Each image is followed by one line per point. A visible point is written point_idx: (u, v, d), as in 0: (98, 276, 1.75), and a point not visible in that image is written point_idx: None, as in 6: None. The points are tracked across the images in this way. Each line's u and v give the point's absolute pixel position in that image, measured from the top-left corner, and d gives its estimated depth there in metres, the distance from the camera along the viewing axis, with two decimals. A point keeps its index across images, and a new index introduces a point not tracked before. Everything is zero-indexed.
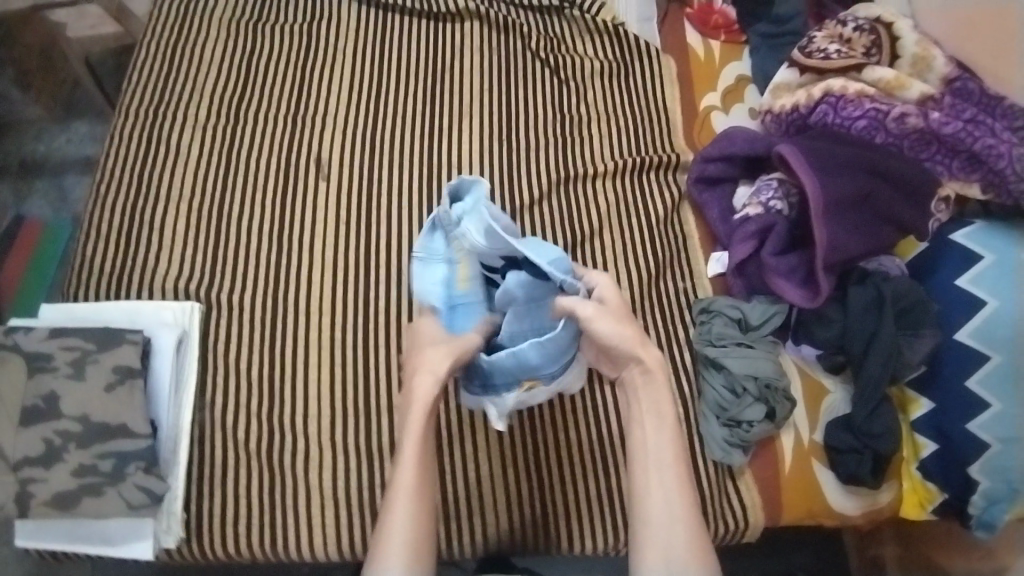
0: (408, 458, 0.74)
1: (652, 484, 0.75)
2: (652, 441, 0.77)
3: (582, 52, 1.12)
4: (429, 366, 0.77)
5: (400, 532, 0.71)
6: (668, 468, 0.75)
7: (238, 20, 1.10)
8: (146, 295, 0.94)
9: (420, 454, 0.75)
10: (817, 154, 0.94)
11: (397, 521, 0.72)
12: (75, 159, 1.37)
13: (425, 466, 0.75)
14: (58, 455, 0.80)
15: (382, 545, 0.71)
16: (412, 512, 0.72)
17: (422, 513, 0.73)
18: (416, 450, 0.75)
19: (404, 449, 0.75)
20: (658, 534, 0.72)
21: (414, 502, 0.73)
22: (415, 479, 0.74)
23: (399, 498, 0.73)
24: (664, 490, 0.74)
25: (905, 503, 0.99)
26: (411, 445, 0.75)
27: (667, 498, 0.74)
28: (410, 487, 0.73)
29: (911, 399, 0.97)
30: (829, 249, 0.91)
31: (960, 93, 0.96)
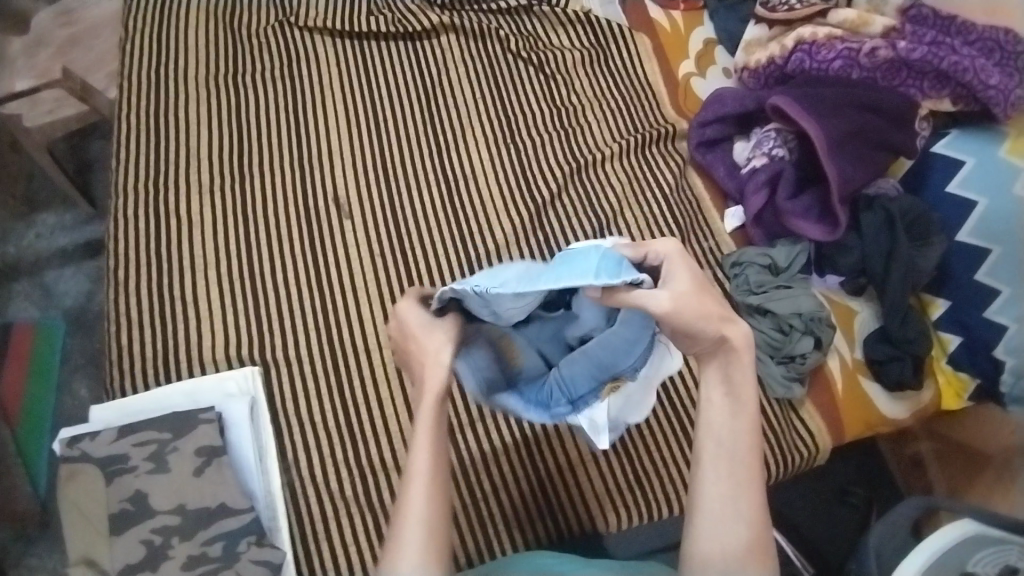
0: (422, 440, 0.60)
1: (719, 482, 0.61)
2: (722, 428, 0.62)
3: (560, 44, 1.18)
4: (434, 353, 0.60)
5: (417, 531, 0.58)
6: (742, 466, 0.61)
7: (221, 77, 1.10)
8: (197, 371, 0.91)
9: (435, 434, 0.60)
10: (809, 98, 1.02)
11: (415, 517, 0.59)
12: (48, 253, 1.29)
13: (442, 446, 0.61)
14: (162, 554, 0.77)
15: (395, 551, 0.58)
16: (432, 502, 0.59)
17: (441, 506, 0.60)
18: (431, 430, 0.60)
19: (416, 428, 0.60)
20: (716, 540, 0.60)
21: (433, 493, 0.60)
22: (428, 469, 0.60)
23: (415, 487, 0.60)
24: (731, 486, 0.61)
25: (944, 397, 1.04)
26: (425, 424, 0.60)
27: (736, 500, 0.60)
28: (425, 476, 0.60)
29: (929, 302, 1.03)
30: (841, 182, 0.99)
31: (917, 19, 1.05)
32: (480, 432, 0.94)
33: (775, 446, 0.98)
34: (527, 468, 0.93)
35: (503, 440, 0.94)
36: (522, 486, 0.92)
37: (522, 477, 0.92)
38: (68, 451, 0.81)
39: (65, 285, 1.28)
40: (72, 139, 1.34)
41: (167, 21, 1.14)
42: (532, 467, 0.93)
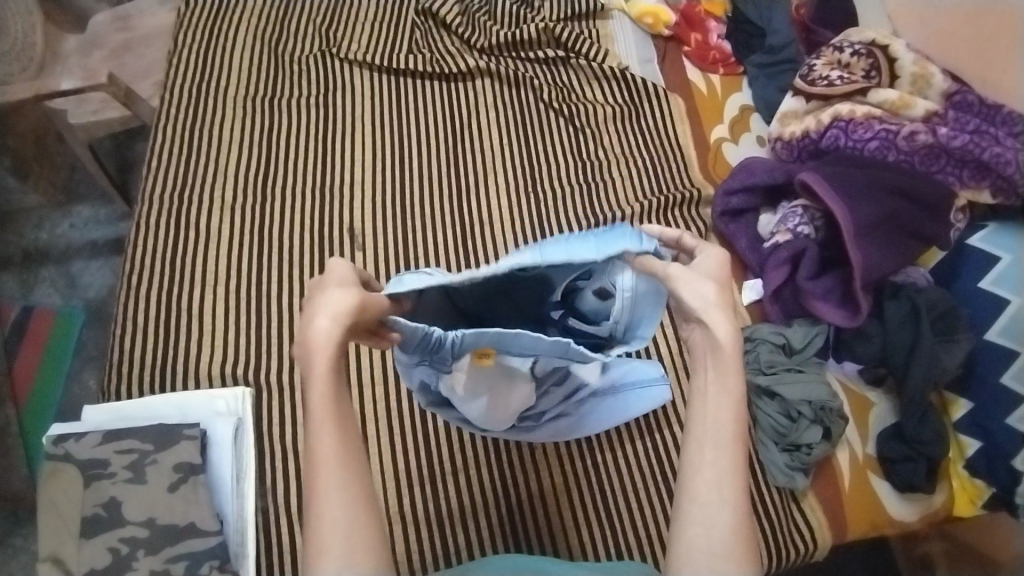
0: (322, 433, 0.53)
1: (703, 483, 0.54)
2: (708, 424, 0.55)
3: (592, 98, 1.19)
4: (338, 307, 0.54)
5: (339, 535, 0.51)
6: (727, 465, 0.54)
7: (257, 98, 1.14)
8: (191, 384, 0.92)
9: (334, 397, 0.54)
10: (839, 178, 0.98)
11: (330, 515, 0.52)
12: (79, 245, 1.34)
13: (348, 435, 0.54)
14: (127, 564, 0.77)
15: (313, 553, 0.51)
16: (347, 503, 0.52)
17: (360, 493, 0.53)
18: (331, 416, 0.53)
19: (310, 426, 0.54)
20: (703, 545, 0.52)
21: (347, 483, 0.53)
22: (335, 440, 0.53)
23: (323, 489, 0.52)
24: (716, 488, 0.53)
25: (957, 502, 0.97)
26: (319, 416, 0.53)
27: (718, 497, 0.53)
28: (334, 471, 0.53)
29: (951, 402, 0.97)
30: (865, 270, 0.95)
31: (960, 106, 1.00)
32: (462, 482, 0.93)
33: (770, 535, 0.93)
34: (503, 523, 0.91)
35: (484, 489, 0.92)
36: (497, 541, 0.90)
37: (500, 532, 0.91)
38: (53, 449, 0.82)
39: (90, 277, 1.32)
40: (117, 138, 1.40)
41: (215, 41, 1.18)
42: (511, 523, 0.91)
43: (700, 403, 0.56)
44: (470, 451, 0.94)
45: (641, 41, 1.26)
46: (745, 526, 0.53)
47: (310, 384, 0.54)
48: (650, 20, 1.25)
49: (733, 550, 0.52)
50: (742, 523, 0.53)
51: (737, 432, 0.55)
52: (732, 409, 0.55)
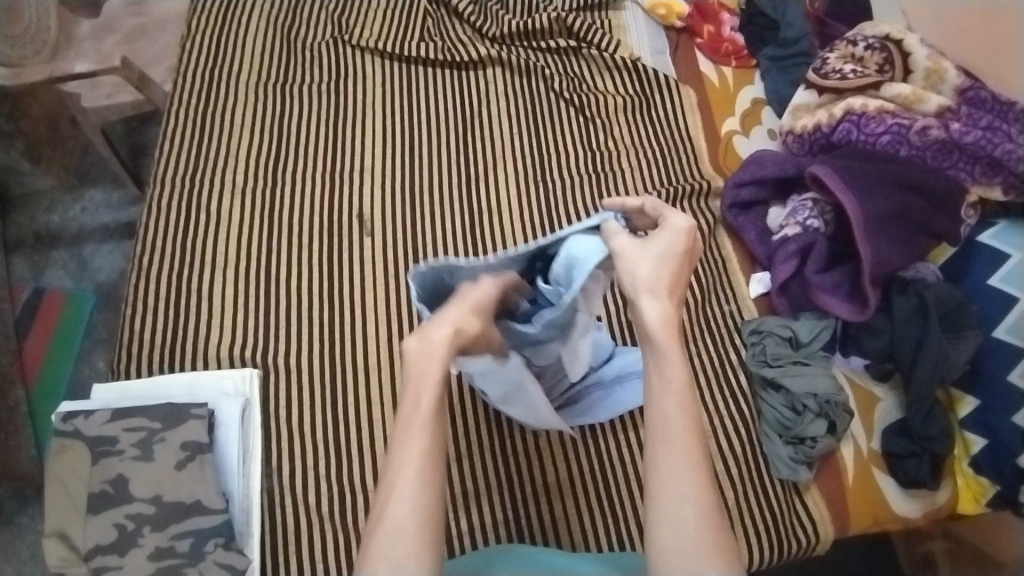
0: (415, 440, 0.59)
1: (664, 477, 0.58)
2: (666, 421, 0.60)
3: (603, 89, 1.19)
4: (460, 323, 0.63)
5: (403, 532, 0.56)
6: (687, 460, 0.59)
7: (269, 83, 1.14)
8: (199, 365, 0.93)
9: (436, 414, 0.61)
10: (850, 172, 0.98)
11: (398, 511, 0.57)
12: (90, 228, 1.35)
13: (436, 449, 0.60)
14: (133, 540, 0.78)
15: (374, 544, 0.56)
16: (419, 506, 0.57)
17: (431, 500, 0.58)
18: (428, 427, 0.60)
19: (409, 428, 0.60)
20: (671, 540, 0.57)
21: (422, 488, 0.58)
22: (428, 447, 0.59)
23: (399, 488, 0.58)
24: (677, 484, 0.58)
25: (960, 499, 0.97)
26: (421, 424, 0.60)
27: (683, 494, 0.58)
28: (412, 475, 0.58)
29: (958, 398, 0.96)
30: (874, 264, 0.95)
31: (973, 102, 1.00)
32: (467, 467, 0.93)
33: (771, 527, 0.94)
34: (507, 510, 0.92)
35: (488, 476, 0.93)
36: (500, 527, 0.91)
37: (503, 518, 0.91)
38: (62, 425, 0.83)
39: (100, 260, 1.33)
40: (129, 123, 1.41)
41: (228, 26, 1.19)
42: (514, 509, 0.92)
43: (657, 403, 0.61)
44: (474, 438, 0.94)
45: (654, 32, 1.25)
46: (713, 518, 0.58)
47: (420, 391, 0.61)
48: (664, 11, 1.25)
49: (703, 542, 0.56)
50: (708, 514, 0.57)
51: (690, 426, 0.60)
52: (683, 406, 0.60)
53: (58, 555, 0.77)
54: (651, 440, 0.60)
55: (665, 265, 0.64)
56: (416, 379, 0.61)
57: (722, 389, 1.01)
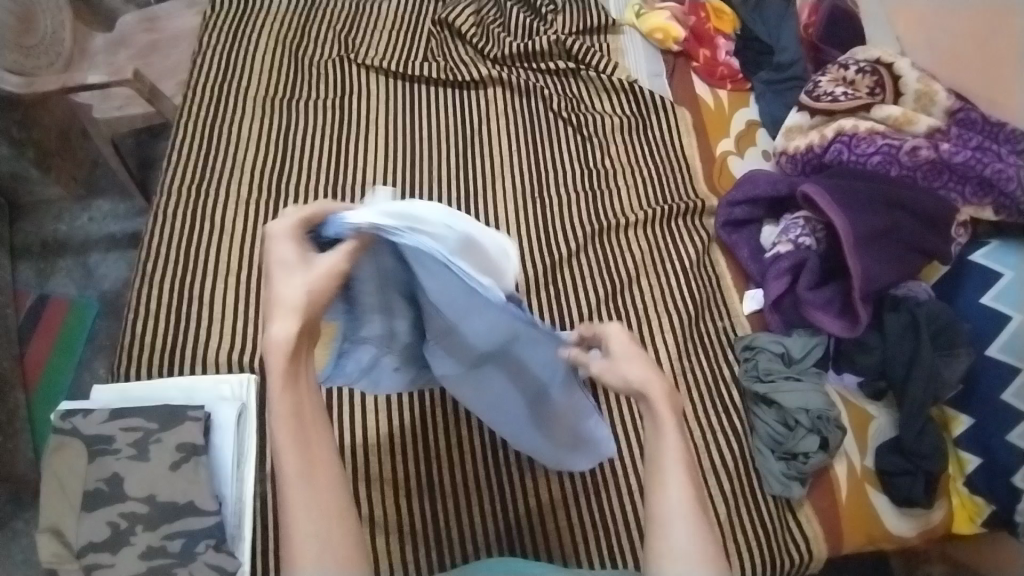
0: (286, 458, 0.56)
1: (660, 492, 0.61)
2: (658, 446, 0.63)
3: (601, 109, 1.22)
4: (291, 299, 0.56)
5: (309, 546, 0.54)
6: (681, 480, 0.61)
7: (275, 98, 1.18)
8: (199, 369, 0.95)
9: (294, 422, 0.56)
10: (841, 191, 1.00)
11: (302, 537, 0.55)
12: (97, 237, 1.38)
13: (309, 454, 0.56)
14: (125, 539, 0.79)
15: (294, 560, 0.54)
16: (319, 520, 0.55)
17: (331, 508, 0.56)
18: (292, 442, 0.56)
19: (276, 448, 0.56)
20: (668, 552, 0.59)
21: (316, 506, 0.56)
22: (297, 461, 0.56)
23: (295, 511, 0.55)
24: (671, 500, 0.60)
25: (956, 519, 0.97)
26: (282, 442, 0.56)
27: (676, 506, 0.60)
28: (300, 493, 0.55)
29: (951, 417, 0.96)
30: (864, 281, 0.96)
31: (964, 123, 1.02)
32: (457, 473, 0.93)
33: (763, 543, 0.93)
34: (499, 519, 0.92)
35: (480, 485, 0.93)
36: (490, 539, 0.91)
37: (493, 527, 0.91)
38: (60, 423, 0.84)
39: (106, 269, 1.35)
40: (140, 136, 1.45)
41: (237, 43, 1.23)
42: (505, 520, 0.92)
43: (654, 424, 0.64)
44: (467, 446, 0.95)
45: (650, 56, 1.30)
46: (705, 530, 0.60)
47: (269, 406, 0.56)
48: (660, 35, 1.28)
49: (698, 551, 0.59)
50: (702, 528, 0.60)
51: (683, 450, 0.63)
52: (674, 432, 0.63)
53: (52, 551, 0.78)
54: (651, 461, 0.63)
55: (633, 357, 0.67)
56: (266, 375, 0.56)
57: (715, 404, 1.01)
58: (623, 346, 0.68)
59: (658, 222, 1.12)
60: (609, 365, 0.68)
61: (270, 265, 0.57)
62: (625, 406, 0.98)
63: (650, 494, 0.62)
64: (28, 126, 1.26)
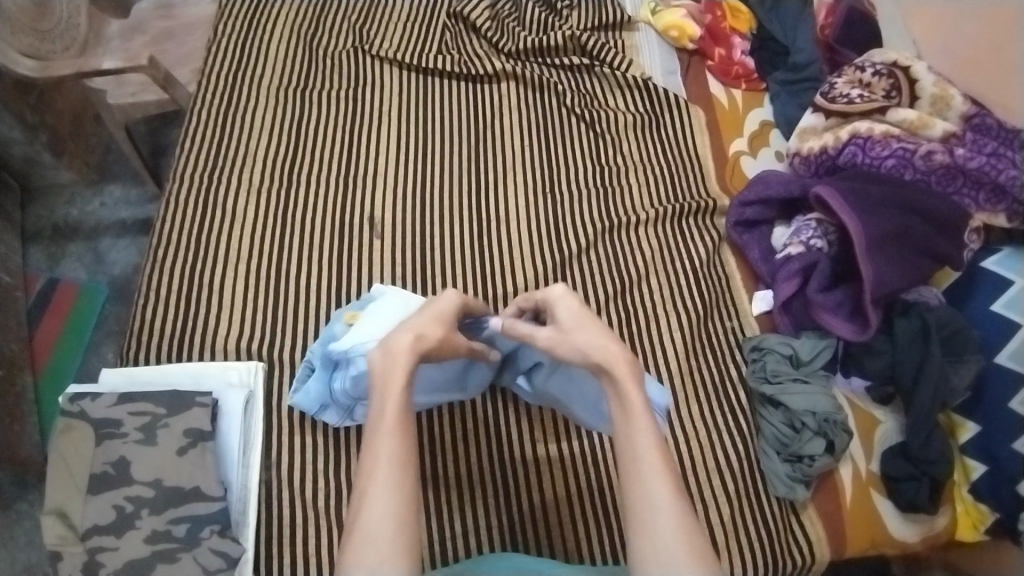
0: (384, 441, 0.61)
1: (638, 489, 0.61)
2: (631, 441, 0.63)
3: (615, 106, 1.22)
4: (419, 329, 0.70)
5: (380, 535, 0.56)
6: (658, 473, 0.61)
7: (288, 88, 1.18)
8: (206, 356, 0.95)
9: (402, 420, 0.62)
10: (855, 194, 0.99)
11: (374, 522, 0.57)
12: (107, 223, 1.38)
13: (407, 448, 0.61)
14: (130, 522, 0.79)
15: (359, 542, 0.56)
16: (394, 515, 0.57)
17: (407, 505, 0.59)
18: (398, 434, 0.61)
19: (378, 436, 0.61)
20: (652, 549, 0.58)
21: (397, 495, 0.58)
22: (400, 451, 0.61)
23: (377, 492, 0.58)
24: (649, 496, 0.60)
25: (958, 525, 0.96)
26: (389, 427, 0.62)
27: (656, 501, 0.60)
28: (388, 480, 0.59)
29: (958, 424, 0.95)
30: (875, 284, 0.95)
31: (979, 128, 1.01)
32: (461, 467, 0.94)
33: (766, 545, 0.93)
34: (502, 514, 0.92)
35: (484, 480, 0.93)
36: (493, 534, 0.91)
37: (497, 521, 0.91)
38: (69, 406, 0.84)
39: (116, 255, 1.36)
40: (152, 123, 1.45)
41: (252, 32, 1.23)
42: (509, 515, 0.92)
43: (623, 422, 0.64)
44: (473, 440, 0.95)
45: (665, 53, 1.29)
46: (687, 522, 0.59)
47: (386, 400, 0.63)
48: (676, 33, 1.27)
49: (681, 546, 0.58)
50: (684, 520, 0.59)
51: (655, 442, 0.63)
52: (648, 425, 0.63)
53: (56, 533, 0.78)
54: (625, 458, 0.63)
55: (584, 326, 0.71)
56: (377, 375, 0.66)
57: (721, 404, 1.01)
58: (575, 317, 0.73)
59: (670, 221, 1.11)
60: (561, 333, 0.72)
61: (433, 306, 0.75)
62: None
63: (628, 492, 0.61)
64: (42, 110, 1.27)
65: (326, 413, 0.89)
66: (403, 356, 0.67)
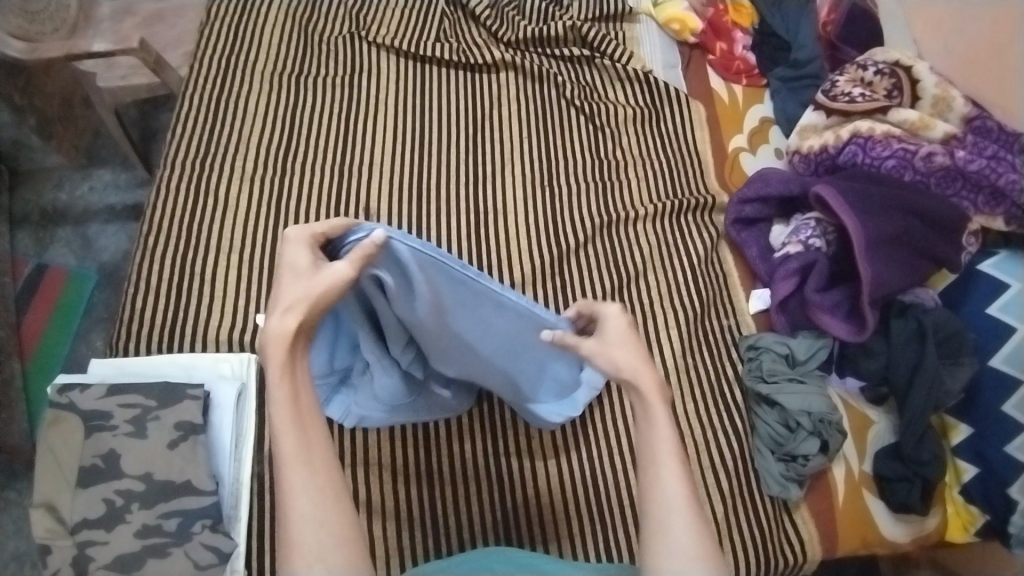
0: (286, 438, 0.56)
1: (653, 487, 0.60)
2: (653, 446, 0.61)
3: (614, 99, 1.20)
4: (281, 303, 0.57)
5: (311, 535, 0.54)
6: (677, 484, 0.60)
7: (283, 74, 1.16)
8: (198, 347, 0.94)
9: (294, 407, 0.56)
10: (855, 194, 0.99)
11: (299, 522, 0.54)
12: (97, 208, 1.36)
13: (308, 437, 0.56)
14: (120, 516, 0.78)
15: (289, 548, 0.54)
16: (315, 512, 0.55)
17: (328, 494, 0.56)
18: (292, 424, 0.56)
19: (276, 430, 0.56)
20: (662, 544, 0.58)
21: (313, 488, 0.55)
22: (297, 443, 0.56)
23: (291, 491, 0.55)
24: (665, 491, 0.59)
25: (949, 527, 0.96)
26: (282, 419, 0.56)
27: (671, 500, 0.59)
28: (300, 477, 0.55)
29: (951, 426, 0.96)
30: (873, 285, 0.95)
31: (980, 131, 1.00)
32: (455, 462, 0.93)
33: (758, 543, 0.93)
34: (495, 510, 0.91)
35: (477, 475, 0.93)
36: (487, 530, 0.90)
37: (490, 517, 0.91)
38: (57, 397, 0.83)
39: (105, 241, 1.34)
40: (143, 107, 1.42)
41: (246, 16, 1.20)
42: (501, 511, 0.91)
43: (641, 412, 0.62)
44: (466, 434, 0.94)
45: (666, 46, 1.28)
46: (700, 520, 0.59)
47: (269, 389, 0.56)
48: (677, 26, 1.26)
49: (694, 545, 0.58)
50: (699, 519, 0.59)
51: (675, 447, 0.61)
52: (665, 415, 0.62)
53: (45, 527, 0.77)
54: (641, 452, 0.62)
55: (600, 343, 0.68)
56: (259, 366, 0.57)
57: (717, 402, 1.01)
58: (620, 334, 0.66)
59: (666, 216, 1.10)
60: (602, 344, 0.65)
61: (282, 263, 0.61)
62: (622, 401, 0.98)
63: (645, 493, 0.60)
64: (31, 92, 1.24)
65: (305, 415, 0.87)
66: (273, 336, 0.56)
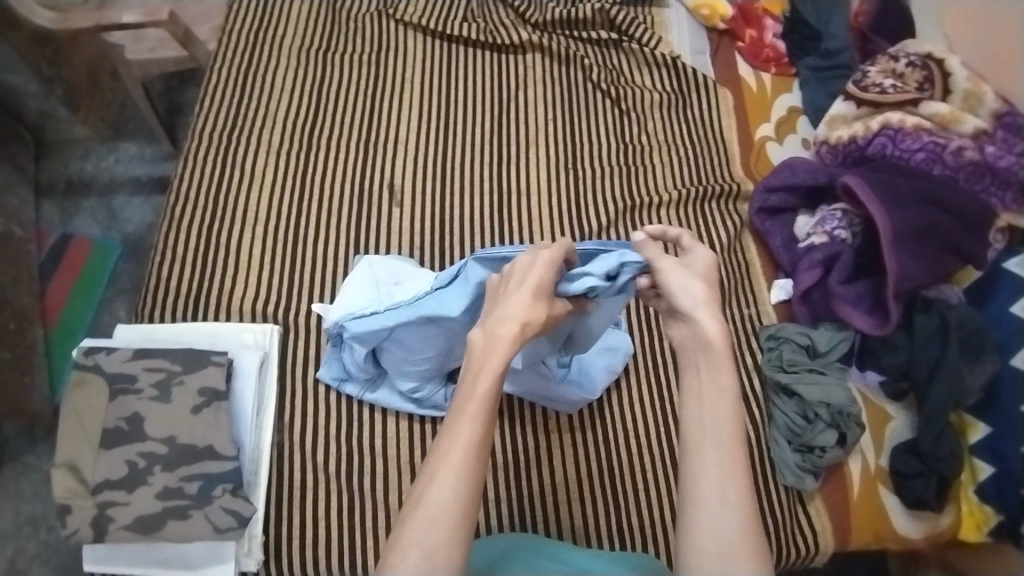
0: (466, 427, 0.59)
1: (702, 484, 0.61)
2: (705, 424, 0.63)
3: (642, 84, 1.20)
4: (523, 312, 0.63)
5: (439, 517, 0.56)
6: (727, 466, 0.61)
7: (309, 50, 1.16)
8: (222, 317, 0.95)
9: (488, 410, 0.60)
10: (884, 185, 0.97)
11: (435, 502, 0.57)
12: (122, 180, 1.37)
13: (486, 439, 0.59)
14: (142, 478, 0.79)
15: (413, 524, 0.56)
16: (449, 504, 0.57)
17: (471, 499, 0.58)
18: (479, 420, 0.59)
19: (459, 416, 0.60)
20: (709, 539, 0.59)
21: (463, 484, 0.57)
22: (476, 441, 0.59)
23: (444, 476, 0.57)
24: (718, 487, 0.60)
25: (962, 526, 0.95)
26: (470, 413, 0.59)
27: (724, 498, 0.60)
28: (463, 467, 0.58)
29: (970, 424, 0.94)
30: (898, 278, 0.94)
31: (1011, 127, 0.93)
32: None
33: (772, 533, 0.93)
34: (510, 487, 0.92)
35: (494, 453, 0.93)
36: (502, 507, 0.91)
37: (506, 494, 0.91)
38: (84, 360, 0.84)
39: (130, 213, 1.35)
40: (169, 81, 1.43)
41: None
42: (517, 491, 0.92)
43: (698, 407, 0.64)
44: None
45: (695, 33, 1.28)
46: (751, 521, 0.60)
47: (474, 380, 0.61)
48: (707, 11, 1.26)
49: (741, 544, 0.58)
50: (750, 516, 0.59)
51: (735, 433, 0.63)
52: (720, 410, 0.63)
53: (66, 486, 0.78)
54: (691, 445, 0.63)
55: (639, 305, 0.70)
56: (473, 353, 0.62)
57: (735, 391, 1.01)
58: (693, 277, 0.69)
59: (687, 203, 1.10)
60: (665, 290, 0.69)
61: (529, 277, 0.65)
62: (641, 387, 0.98)
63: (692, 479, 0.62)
64: (59, 63, 1.25)
65: (346, 386, 0.90)
66: (505, 340, 0.61)
